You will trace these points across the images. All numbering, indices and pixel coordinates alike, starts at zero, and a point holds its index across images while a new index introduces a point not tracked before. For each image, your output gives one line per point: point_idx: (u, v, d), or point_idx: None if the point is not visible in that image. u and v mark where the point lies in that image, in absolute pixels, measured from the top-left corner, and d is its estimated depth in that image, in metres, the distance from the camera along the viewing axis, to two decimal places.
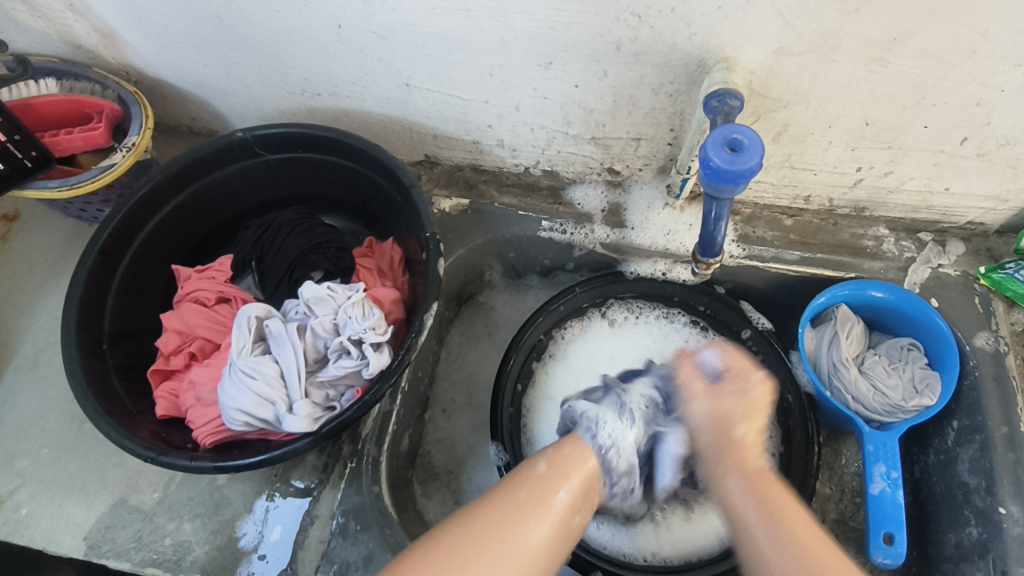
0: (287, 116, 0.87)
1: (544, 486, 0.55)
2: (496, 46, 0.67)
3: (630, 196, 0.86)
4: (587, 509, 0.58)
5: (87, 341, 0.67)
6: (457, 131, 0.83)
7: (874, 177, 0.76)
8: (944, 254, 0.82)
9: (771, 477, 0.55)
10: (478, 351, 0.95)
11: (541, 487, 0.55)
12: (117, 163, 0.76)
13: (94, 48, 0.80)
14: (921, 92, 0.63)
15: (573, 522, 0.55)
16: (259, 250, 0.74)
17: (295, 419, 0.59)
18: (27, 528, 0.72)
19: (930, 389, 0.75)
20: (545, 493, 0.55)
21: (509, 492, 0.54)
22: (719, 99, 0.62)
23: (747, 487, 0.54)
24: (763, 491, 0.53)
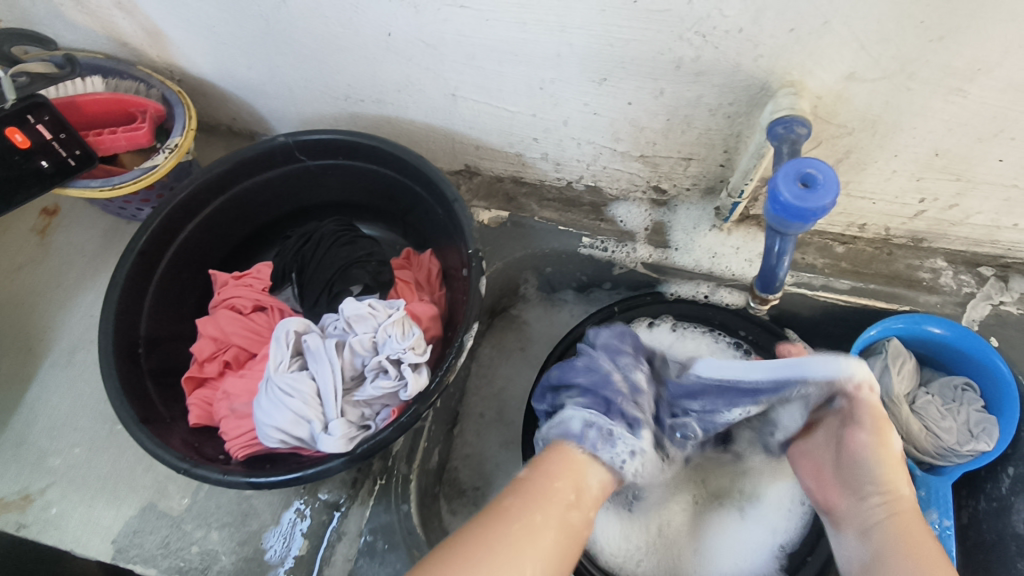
0: (328, 120, 0.85)
1: (528, 490, 0.56)
2: (549, 60, 0.65)
3: (675, 215, 0.83)
4: (591, 506, 0.58)
5: (123, 344, 0.66)
6: (501, 143, 0.81)
7: (937, 209, 0.73)
8: (1006, 290, 0.78)
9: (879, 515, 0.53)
10: (510, 366, 0.93)
11: (528, 491, 0.56)
12: (159, 164, 0.75)
13: (139, 46, 0.80)
14: (1001, 124, 0.59)
15: (576, 518, 0.56)
16: (300, 260, 0.73)
17: (330, 439, 0.57)
18: (57, 528, 0.72)
19: (987, 433, 0.72)
20: (534, 492, 0.56)
21: (500, 501, 0.55)
22: (785, 126, 0.59)
23: (894, 514, 0.57)
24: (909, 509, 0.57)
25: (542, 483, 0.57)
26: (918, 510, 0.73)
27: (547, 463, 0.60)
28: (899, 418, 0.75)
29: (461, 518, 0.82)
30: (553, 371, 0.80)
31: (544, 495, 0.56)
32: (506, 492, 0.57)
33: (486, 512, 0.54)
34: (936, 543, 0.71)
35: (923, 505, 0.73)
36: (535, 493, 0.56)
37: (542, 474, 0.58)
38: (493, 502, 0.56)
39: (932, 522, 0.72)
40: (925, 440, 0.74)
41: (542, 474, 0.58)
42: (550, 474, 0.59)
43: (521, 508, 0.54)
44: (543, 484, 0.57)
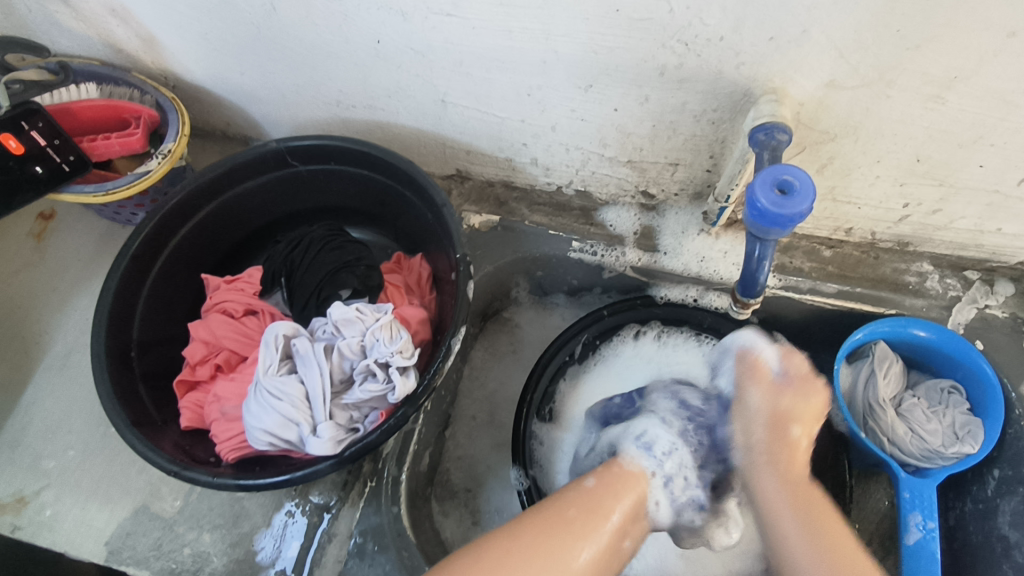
0: (321, 126, 0.86)
1: (593, 506, 0.55)
2: (536, 67, 0.66)
3: (664, 220, 0.83)
4: (637, 532, 0.57)
5: (115, 348, 0.67)
6: (491, 149, 0.82)
7: (921, 214, 0.73)
8: (991, 294, 0.79)
9: (808, 487, 0.55)
10: (502, 368, 0.94)
11: (591, 506, 0.55)
12: (152, 170, 0.76)
13: (134, 53, 0.81)
14: (980, 131, 0.60)
15: (623, 545, 0.55)
16: (289, 265, 0.73)
17: (318, 441, 0.58)
18: (51, 530, 0.73)
19: (972, 436, 0.73)
20: (594, 511, 0.55)
21: (557, 510, 0.54)
22: (766, 133, 0.60)
23: (782, 488, 0.55)
24: (808, 497, 0.55)
25: (607, 503, 0.56)
26: (901, 512, 0.72)
27: (617, 482, 0.58)
28: (884, 422, 0.76)
29: (452, 520, 0.83)
30: (543, 374, 0.81)
31: (603, 516, 0.55)
32: (571, 500, 0.56)
33: (541, 516, 0.54)
34: (918, 545, 0.70)
35: (906, 508, 0.72)
36: (596, 511, 0.55)
37: (610, 491, 0.57)
38: (549, 507, 0.55)
39: (915, 525, 0.71)
40: (910, 443, 0.74)
41: (609, 492, 0.57)
42: (615, 492, 0.57)
43: (582, 525, 0.53)
44: (607, 502, 0.56)
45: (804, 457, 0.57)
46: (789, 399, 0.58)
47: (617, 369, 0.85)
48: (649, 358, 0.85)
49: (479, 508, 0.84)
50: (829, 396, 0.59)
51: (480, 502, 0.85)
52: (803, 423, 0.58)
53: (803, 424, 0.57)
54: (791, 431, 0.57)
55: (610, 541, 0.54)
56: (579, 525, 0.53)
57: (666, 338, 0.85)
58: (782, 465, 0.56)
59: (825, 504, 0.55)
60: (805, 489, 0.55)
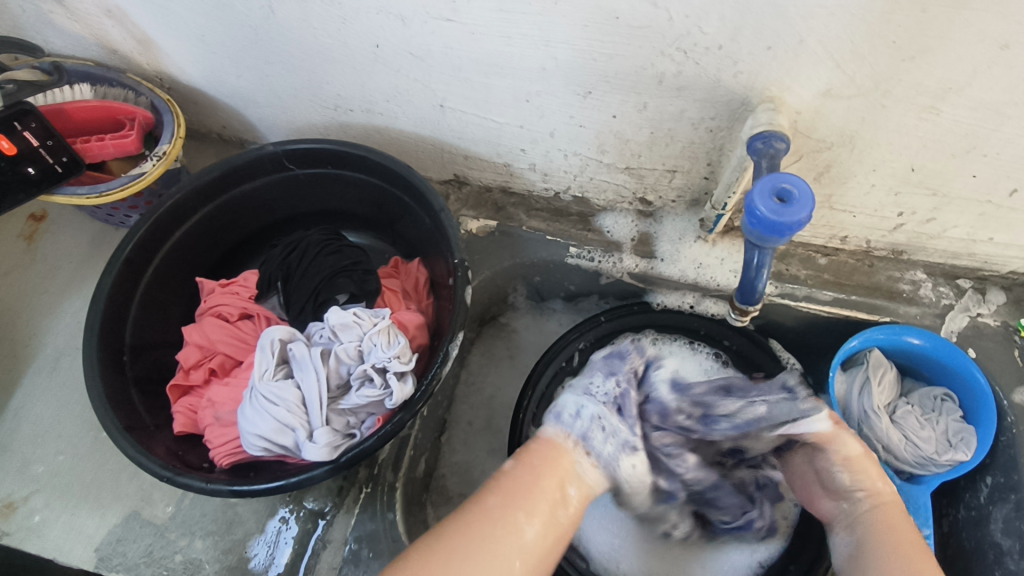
0: (318, 129, 0.86)
1: (515, 486, 0.56)
2: (535, 73, 0.66)
3: (661, 226, 0.84)
4: (577, 498, 0.59)
5: (108, 352, 0.66)
6: (489, 154, 0.82)
7: (915, 223, 0.74)
8: (983, 302, 0.80)
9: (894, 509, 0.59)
10: (498, 373, 0.94)
11: (510, 487, 0.56)
12: (147, 172, 0.76)
13: (129, 54, 0.80)
14: (973, 141, 0.60)
15: (563, 516, 0.57)
16: (286, 270, 0.72)
17: (314, 447, 0.57)
18: (39, 536, 0.72)
19: (964, 443, 0.73)
20: (514, 492, 0.56)
21: (478, 502, 0.55)
22: (764, 141, 0.60)
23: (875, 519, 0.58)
24: (897, 519, 0.58)
25: (527, 478, 0.57)
26: None
27: (530, 458, 0.59)
28: (879, 429, 0.76)
29: None
30: (540, 380, 0.82)
31: (527, 490, 0.56)
32: (494, 484, 0.57)
33: (465, 515, 0.54)
34: None
35: None
36: (519, 487, 0.56)
37: (529, 470, 0.58)
38: (473, 501, 0.56)
39: None
40: (903, 450, 0.75)
41: (528, 470, 0.58)
42: (533, 470, 0.58)
43: (501, 505, 0.55)
44: (529, 479, 0.57)
45: (873, 468, 0.62)
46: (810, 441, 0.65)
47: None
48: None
49: None
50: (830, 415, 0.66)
51: None
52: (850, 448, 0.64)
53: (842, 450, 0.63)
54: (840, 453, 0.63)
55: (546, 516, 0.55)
56: (500, 510, 0.54)
57: (661, 343, 0.84)
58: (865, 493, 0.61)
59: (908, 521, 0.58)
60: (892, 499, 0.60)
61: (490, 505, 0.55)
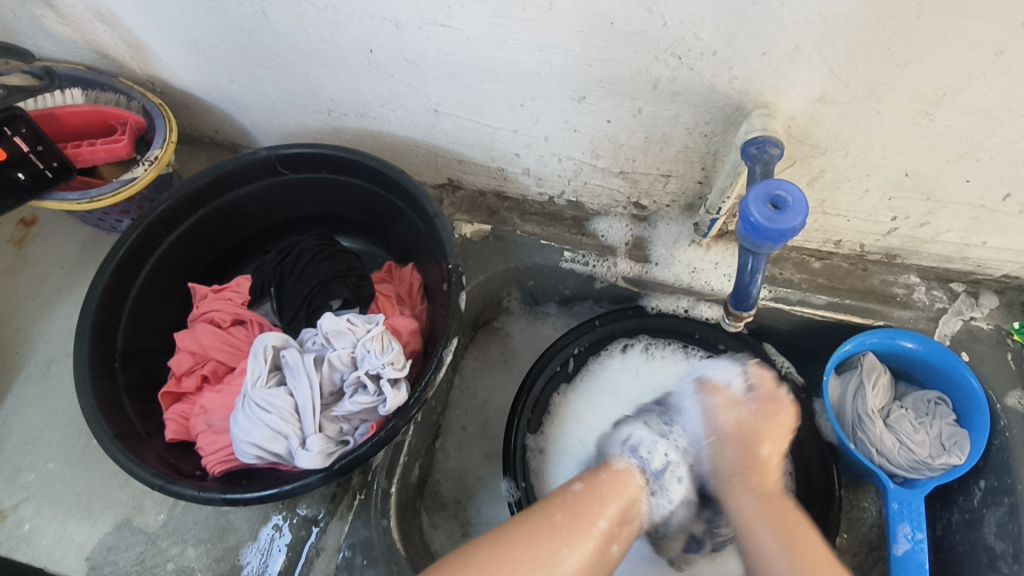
0: (312, 133, 0.85)
1: (579, 510, 0.57)
2: (529, 78, 0.66)
3: (656, 231, 0.84)
4: (624, 537, 0.60)
5: (99, 359, 0.66)
6: (483, 158, 0.81)
7: (908, 227, 0.74)
8: (976, 306, 0.80)
9: (786, 502, 0.60)
10: (493, 378, 0.94)
11: (578, 510, 0.57)
12: (139, 177, 0.75)
13: (121, 58, 0.79)
14: (967, 146, 0.61)
15: (611, 549, 0.57)
16: (280, 275, 0.71)
17: (307, 455, 0.57)
18: (29, 545, 0.71)
19: (959, 447, 0.73)
20: (580, 515, 0.57)
21: (545, 514, 0.56)
22: (759, 147, 0.60)
23: (760, 503, 0.59)
24: (784, 512, 0.58)
25: (592, 505, 0.58)
26: (889, 523, 0.72)
27: (602, 484, 0.61)
28: (873, 432, 0.76)
29: (442, 532, 0.82)
30: (534, 384, 0.82)
31: (589, 519, 0.57)
32: (560, 503, 0.58)
33: (528, 520, 0.56)
34: (906, 556, 0.70)
35: (894, 519, 0.72)
36: (579, 510, 0.57)
37: (597, 495, 0.60)
38: (537, 513, 0.57)
39: (903, 535, 0.71)
40: (898, 454, 0.74)
41: (595, 496, 0.60)
42: (600, 495, 0.60)
43: (569, 528, 0.55)
44: (595, 505, 0.58)
45: (776, 477, 0.63)
46: (762, 418, 0.66)
47: (606, 380, 0.84)
48: (638, 369, 0.84)
49: (469, 519, 0.84)
50: (795, 412, 0.67)
51: (470, 514, 0.84)
52: (771, 444, 0.64)
53: (771, 441, 0.64)
54: (762, 446, 0.64)
55: (597, 545, 0.56)
56: (565, 529, 0.55)
57: (654, 349, 0.84)
58: (754, 479, 0.62)
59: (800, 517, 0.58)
60: (774, 498, 0.60)
61: (510, 537, 0.54)
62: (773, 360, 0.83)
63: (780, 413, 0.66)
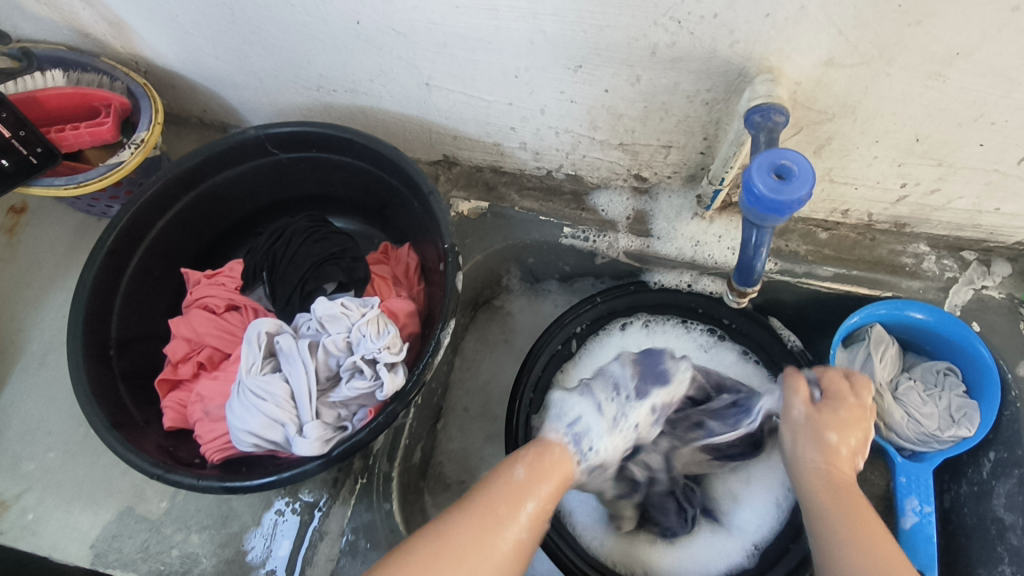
0: (302, 111, 0.83)
1: (519, 498, 0.56)
2: (523, 48, 0.63)
3: (657, 204, 0.82)
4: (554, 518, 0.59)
5: (93, 348, 0.65)
6: (478, 133, 0.79)
7: (919, 194, 0.72)
8: (988, 275, 0.78)
9: (853, 488, 0.56)
10: (494, 358, 0.93)
11: (512, 497, 0.56)
12: (125, 161, 0.73)
13: (102, 36, 0.77)
14: (980, 109, 0.58)
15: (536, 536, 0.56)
16: (271, 259, 0.67)
17: (305, 442, 0.56)
18: (33, 534, 0.71)
19: (968, 419, 0.72)
20: (517, 503, 0.56)
21: (488, 503, 0.55)
22: (762, 115, 0.57)
23: (836, 495, 0.55)
24: (845, 491, 0.55)
25: (531, 495, 0.57)
26: (897, 497, 0.71)
27: (542, 470, 0.59)
28: (882, 406, 0.74)
29: (446, 513, 0.82)
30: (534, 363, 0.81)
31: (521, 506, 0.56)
32: (500, 494, 0.56)
33: (468, 514, 0.54)
34: (915, 530, 0.69)
35: (902, 493, 0.71)
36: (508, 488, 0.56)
37: (537, 483, 0.58)
38: (477, 500, 0.55)
39: (910, 509, 0.70)
40: (906, 427, 0.73)
41: (536, 483, 0.58)
42: (540, 485, 0.58)
43: (501, 519, 0.54)
44: (530, 493, 0.57)
45: (849, 471, 0.57)
46: (831, 411, 0.59)
47: (604, 353, 0.83)
48: (641, 343, 0.83)
49: None
50: (873, 410, 0.60)
51: None
52: (838, 431, 0.58)
53: (841, 429, 0.58)
54: (841, 444, 0.58)
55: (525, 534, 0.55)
56: (503, 519, 0.54)
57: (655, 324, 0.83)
58: (822, 470, 0.57)
59: (870, 512, 0.53)
60: (849, 487, 0.56)
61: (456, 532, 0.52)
62: (779, 335, 0.81)
63: (844, 405, 0.60)
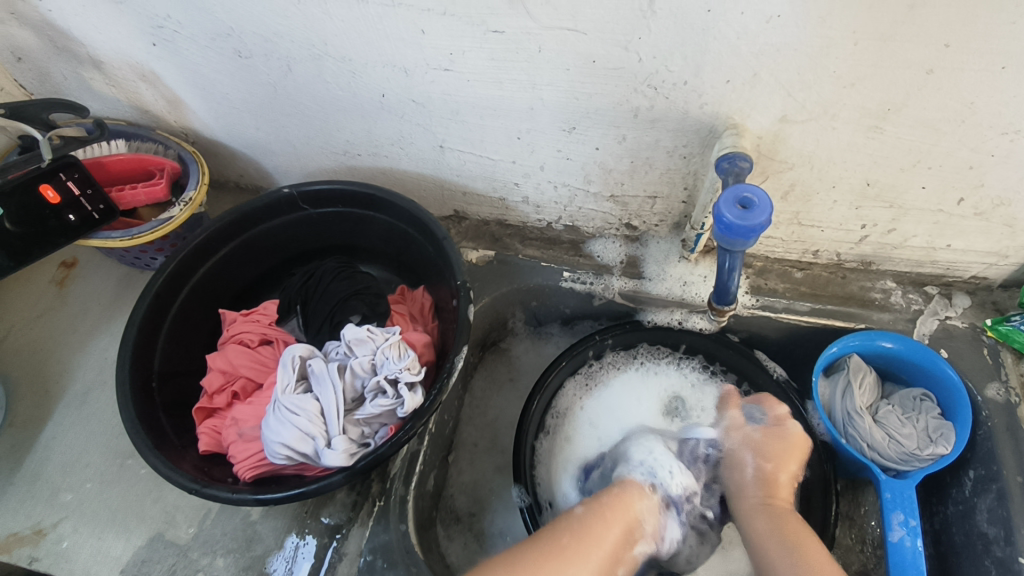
0: (329, 173, 0.94)
1: (584, 534, 0.66)
2: (525, 114, 0.74)
3: (647, 249, 0.91)
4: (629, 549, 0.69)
5: (138, 378, 0.72)
6: (485, 188, 0.89)
7: (878, 234, 0.80)
8: (950, 306, 0.85)
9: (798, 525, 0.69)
10: (501, 397, 0.99)
11: (582, 535, 0.65)
12: (175, 216, 0.83)
13: (159, 113, 0.89)
14: (916, 156, 0.68)
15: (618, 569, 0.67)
16: (304, 294, 0.78)
17: (333, 453, 0.62)
18: (67, 560, 0.76)
19: (944, 438, 0.77)
20: (586, 540, 0.65)
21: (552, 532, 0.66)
22: (729, 162, 0.67)
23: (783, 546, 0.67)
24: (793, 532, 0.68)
25: (598, 531, 0.66)
26: (883, 512, 0.75)
27: (608, 509, 0.68)
28: (863, 428, 0.80)
29: (457, 544, 0.86)
30: (546, 388, 0.87)
31: (594, 540, 0.65)
32: (566, 530, 0.66)
33: (537, 547, 0.64)
34: (902, 543, 0.72)
35: (888, 508, 0.75)
36: (587, 538, 0.65)
37: (600, 520, 0.67)
38: (545, 535, 0.66)
39: (897, 523, 0.74)
40: (888, 447, 0.79)
41: (600, 520, 0.67)
42: (605, 520, 0.67)
43: (574, 551, 0.64)
44: (600, 532, 0.66)
45: (788, 493, 0.74)
46: (776, 441, 0.76)
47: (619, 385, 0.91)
48: (641, 399, 0.90)
49: (483, 530, 0.88)
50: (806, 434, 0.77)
51: (484, 525, 0.89)
52: (785, 466, 0.75)
53: (785, 465, 0.75)
54: (777, 474, 0.74)
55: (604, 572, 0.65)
56: (571, 553, 0.64)
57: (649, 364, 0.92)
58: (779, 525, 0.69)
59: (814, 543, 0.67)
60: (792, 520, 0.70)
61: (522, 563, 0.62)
62: (765, 366, 0.89)
63: (788, 433, 0.77)
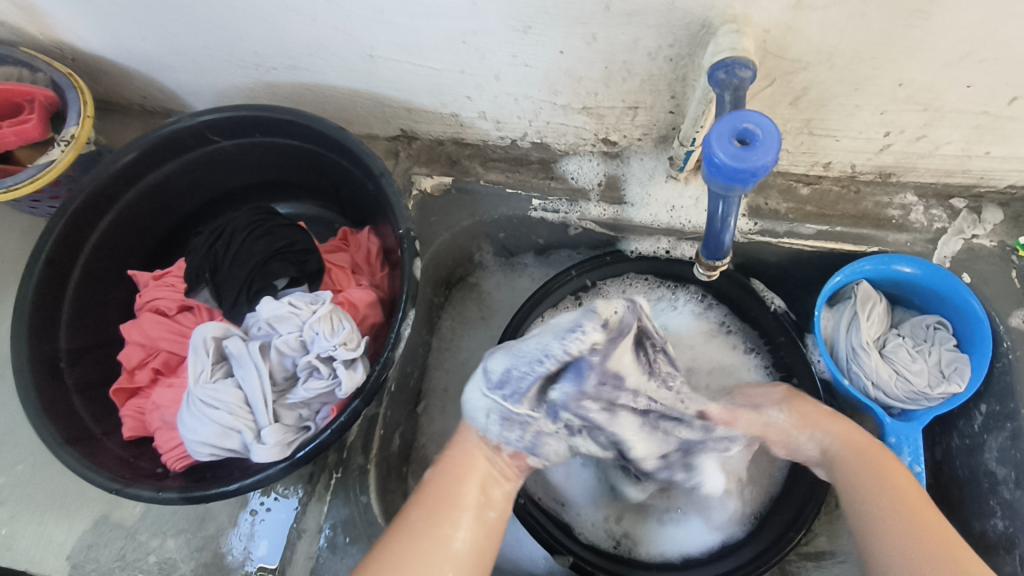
0: (245, 92, 0.78)
1: (435, 504, 0.56)
2: (466, 10, 0.58)
3: (630, 168, 0.77)
4: (501, 494, 0.59)
5: (41, 360, 0.62)
6: (432, 104, 0.74)
7: (903, 142, 0.67)
8: (979, 223, 0.74)
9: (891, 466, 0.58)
10: (472, 337, 0.90)
11: (432, 503, 0.56)
12: (56, 160, 0.70)
13: (18, 24, 0.71)
14: (968, 47, 0.53)
15: (489, 518, 0.57)
16: (213, 261, 0.67)
17: (262, 449, 0.56)
18: (10, 548, 0.72)
19: (959, 374, 0.70)
20: (437, 506, 0.56)
21: (411, 513, 0.56)
22: (727, 71, 0.53)
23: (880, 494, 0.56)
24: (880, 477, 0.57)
25: (444, 490, 0.57)
26: None
27: (450, 465, 0.59)
28: (869, 365, 0.72)
29: None
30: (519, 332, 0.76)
31: (443, 501, 0.56)
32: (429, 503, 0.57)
33: (399, 534, 0.54)
34: None
35: (892, 454, 0.70)
36: (436, 503, 0.56)
37: (448, 480, 0.58)
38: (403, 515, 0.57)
39: None
40: (894, 385, 0.71)
41: (445, 480, 0.58)
42: (456, 479, 0.58)
43: (426, 526, 0.55)
44: (446, 492, 0.57)
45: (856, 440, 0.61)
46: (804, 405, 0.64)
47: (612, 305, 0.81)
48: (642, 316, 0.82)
49: None
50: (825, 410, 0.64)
51: None
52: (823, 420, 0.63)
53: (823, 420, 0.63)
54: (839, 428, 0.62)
55: (474, 523, 0.56)
56: (428, 526, 0.55)
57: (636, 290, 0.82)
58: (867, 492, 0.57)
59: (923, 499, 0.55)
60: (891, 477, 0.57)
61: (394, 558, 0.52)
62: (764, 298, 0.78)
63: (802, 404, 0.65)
